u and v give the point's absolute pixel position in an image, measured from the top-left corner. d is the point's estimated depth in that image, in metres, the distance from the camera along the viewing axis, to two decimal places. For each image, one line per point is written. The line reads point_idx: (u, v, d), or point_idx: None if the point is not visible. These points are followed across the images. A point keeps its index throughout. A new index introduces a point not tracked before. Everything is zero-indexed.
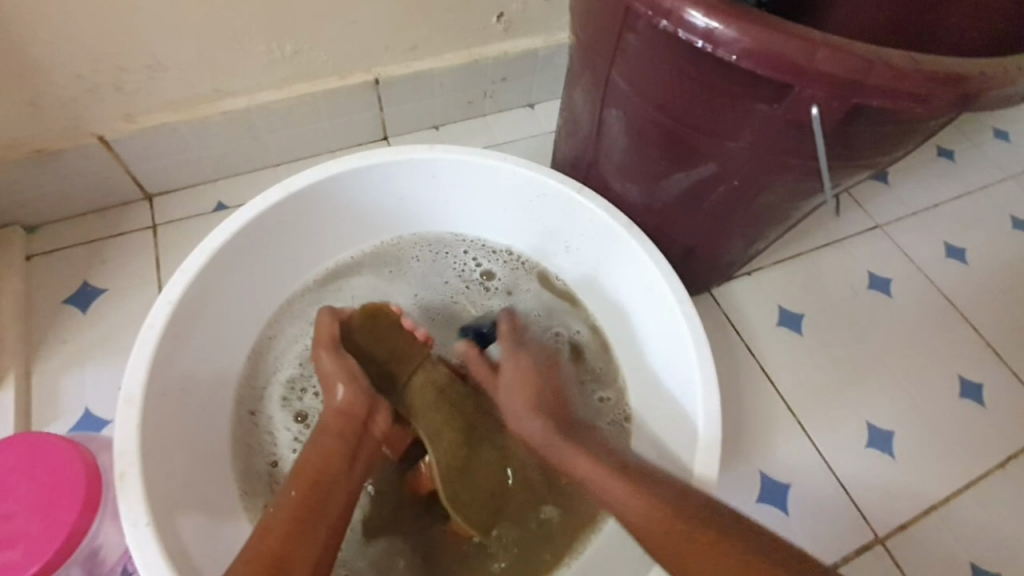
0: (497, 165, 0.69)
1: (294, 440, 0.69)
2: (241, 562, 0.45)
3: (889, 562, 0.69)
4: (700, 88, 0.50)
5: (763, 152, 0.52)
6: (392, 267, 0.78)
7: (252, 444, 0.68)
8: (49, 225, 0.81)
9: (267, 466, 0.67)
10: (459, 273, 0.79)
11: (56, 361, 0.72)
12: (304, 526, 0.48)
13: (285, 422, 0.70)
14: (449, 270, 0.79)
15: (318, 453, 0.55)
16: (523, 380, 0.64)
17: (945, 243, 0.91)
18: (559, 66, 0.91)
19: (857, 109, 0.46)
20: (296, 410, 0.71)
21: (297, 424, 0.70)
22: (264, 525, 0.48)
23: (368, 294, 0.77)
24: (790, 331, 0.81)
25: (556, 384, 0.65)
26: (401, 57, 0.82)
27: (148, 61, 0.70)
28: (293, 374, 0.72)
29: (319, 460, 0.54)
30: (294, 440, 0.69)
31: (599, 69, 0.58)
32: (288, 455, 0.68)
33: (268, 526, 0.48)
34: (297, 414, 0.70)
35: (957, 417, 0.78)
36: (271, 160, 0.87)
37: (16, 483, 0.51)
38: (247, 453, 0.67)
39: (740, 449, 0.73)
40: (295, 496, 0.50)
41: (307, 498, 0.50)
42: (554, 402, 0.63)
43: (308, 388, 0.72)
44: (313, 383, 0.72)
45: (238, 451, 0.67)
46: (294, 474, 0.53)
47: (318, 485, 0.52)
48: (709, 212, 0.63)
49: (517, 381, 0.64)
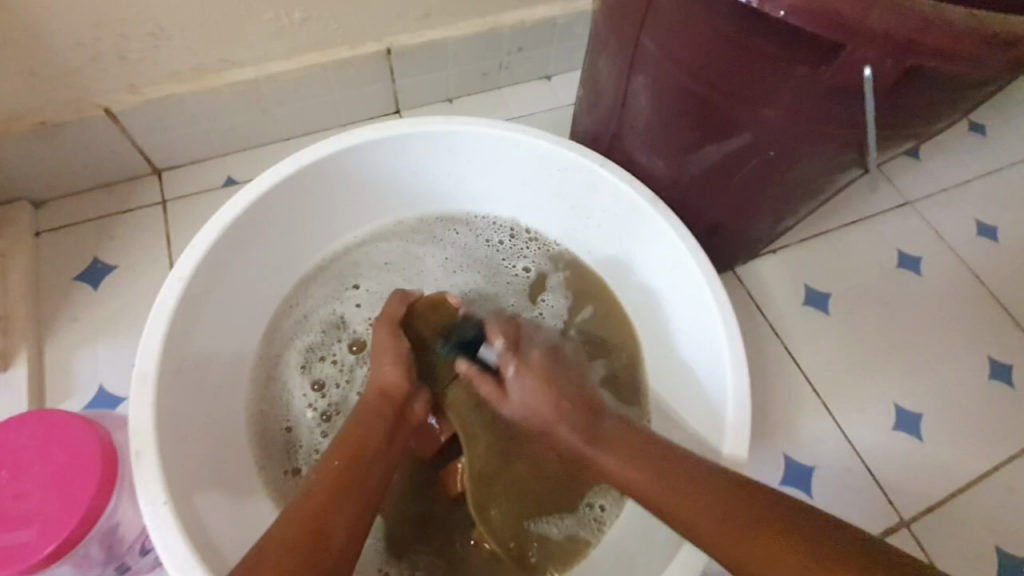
0: (516, 138, 0.66)
1: (311, 406, 0.68)
2: (285, 524, 0.45)
3: (914, 546, 0.68)
4: (739, 50, 0.47)
5: (803, 120, 0.50)
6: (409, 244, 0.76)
7: (267, 404, 0.67)
8: (57, 201, 0.80)
9: (283, 434, 0.66)
10: (487, 251, 0.76)
11: (69, 338, 0.72)
12: (339, 503, 0.47)
13: (304, 388, 0.69)
14: (478, 248, 0.76)
15: (360, 422, 0.53)
16: (536, 391, 0.55)
17: (976, 221, 0.87)
18: (577, 35, 0.88)
19: (910, 72, 0.43)
20: (315, 378, 0.69)
21: (316, 392, 0.69)
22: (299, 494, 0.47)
23: (399, 260, 0.76)
24: (814, 310, 0.79)
25: (579, 382, 0.56)
26: (415, 25, 0.79)
27: (154, 29, 0.68)
28: (315, 341, 0.71)
29: (358, 428, 0.53)
30: (309, 407, 0.68)
31: (627, 33, 0.55)
32: (303, 423, 0.67)
33: (303, 497, 0.47)
34: (315, 383, 0.69)
35: (986, 398, 0.76)
36: (280, 134, 0.85)
37: (30, 461, 0.50)
38: (261, 415, 0.66)
39: (763, 431, 0.72)
40: (338, 466, 0.49)
41: (353, 469, 0.49)
42: (582, 397, 0.55)
43: (329, 357, 0.70)
44: (335, 352, 0.71)
45: (252, 409, 0.66)
46: (333, 445, 0.51)
47: (359, 462, 0.50)
48: (740, 185, 0.60)
49: (530, 398, 0.55)
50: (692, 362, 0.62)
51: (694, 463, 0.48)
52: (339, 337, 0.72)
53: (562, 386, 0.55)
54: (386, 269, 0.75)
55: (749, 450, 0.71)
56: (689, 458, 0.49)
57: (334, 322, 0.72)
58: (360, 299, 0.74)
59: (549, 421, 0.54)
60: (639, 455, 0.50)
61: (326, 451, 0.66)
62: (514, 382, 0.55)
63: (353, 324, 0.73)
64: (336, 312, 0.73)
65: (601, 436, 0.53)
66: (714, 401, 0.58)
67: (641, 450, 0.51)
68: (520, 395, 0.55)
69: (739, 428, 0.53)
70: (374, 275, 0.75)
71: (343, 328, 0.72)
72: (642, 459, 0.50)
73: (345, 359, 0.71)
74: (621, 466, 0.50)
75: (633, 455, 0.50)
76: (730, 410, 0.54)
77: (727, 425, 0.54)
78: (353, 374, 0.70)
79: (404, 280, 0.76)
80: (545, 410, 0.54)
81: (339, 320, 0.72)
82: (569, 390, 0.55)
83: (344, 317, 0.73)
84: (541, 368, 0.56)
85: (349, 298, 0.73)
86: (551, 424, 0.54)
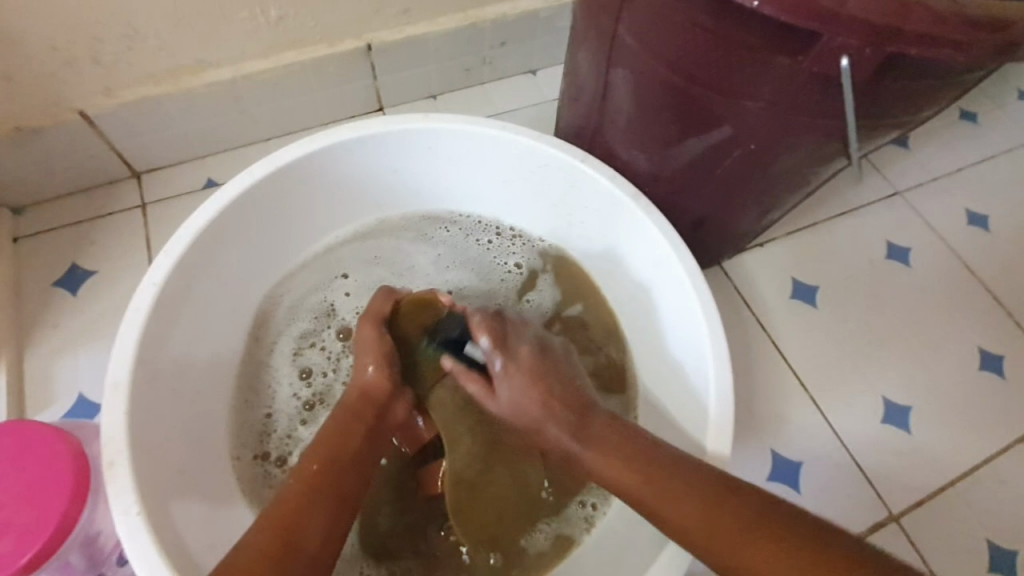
0: (496, 135, 0.65)
1: (295, 394, 0.68)
2: (257, 531, 0.44)
3: (903, 540, 0.67)
4: (715, 40, 0.46)
5: (783, 111, 0.49)
6: (392, 242, 0.75)
7: (252, 389, 0.67)
8: (35, 206, 0.79)
9: (262, 421, 0.66)
10: (472, 245, 0.75)
11: (49, 345, 0.71)
12: (314, 508, 0.46)
13: (290, 376, 0.69)
14: (463, 244, 0.75)
15: (337, 426, 0.52)
16: (524, 389, 0.52)
17: (967, 211, 0.86)
18: (561, 28, 0.86)
19: (889, 60, 0.42)
20: (302, 365, 0.69)
21: (301, 380, 0.69)
22: (274, 500, 0.47)
23: (388, 254, 0.75)
24: (803, 304, 0.78)
25: (568, 377, 0.54)
26: (394, 21, 0.78)
27: (126, 30, 0.66)
28: (305, 327, 0.71)
29: (337, 432, 0.52)
30: (294, 395, 0.68)
31: (604, 26, 0.54)
32: (284, 411, 0.67)
33: (277, 502, 0.46)
34: (302, 370, 0.69)
35: (976, 390, 0.75)
36: (260, 134, 0.84)
37: (3, 473, 0.50)
38: (245, 401, 0.67)
39: (751, 427, 0.71)
40: (314, 469, 0.48)
41: (328, 473, 0.49)
42: (571, 393, 0.53)
43: (318, 344, 0.70)
44: (324, 339, 0.71)
45: (235, 394, 0.66)
46: (312, 446, 0.51)
47: (336, 463, 0.49)
48: (723, 178, 0.59)
49: (517, 395, 0.52)
50: (676, 360, 0.61)
51: (683, 465, 0.47)
52: (330, 324, 0.71)
53: (552, 381, 0.53)
54: (376, 263, 0.74)
55: (735, 445, 0.70)
56: (677, 459, 0.47)
57: (324, 309, 0.72)
58: (351, 289, 0.73)
59: (534, 424, 0.52)
60: (628, 458, 0.48)
61: (300, 441, 0.66)
62: (502, 380, 0.53)
63: (342, 312, 0.72)
64: (327, 300, 0.72)
65: (590, 434, 0.50)
66: (696, 402, 0.57)
67: (627, 451, 0.49)
68: (508, 395, 0.53)
69: (721, 431, 0.53)
70: (365, 268, 0.74)
71: (333, 315, 0.72)
72: (626, 459, 0.48)
73: (334, 348, 0.70)
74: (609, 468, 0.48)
75: (620, 456, 0.48)
76: (714, 411, 0.53)
77: (710, 425, 0.53)
78: (339, 365, 0.70)
79: (393, 276, 0.75)
80: (529, 413, 0.52)
81: (329, 308, 0.72)
82: (561, 386, 0.53)
83: (334, 305, 0.72)
84: (531, 366, 0.53)
85: (341, 286, 0.73)
86: (538, 425, 0.52)
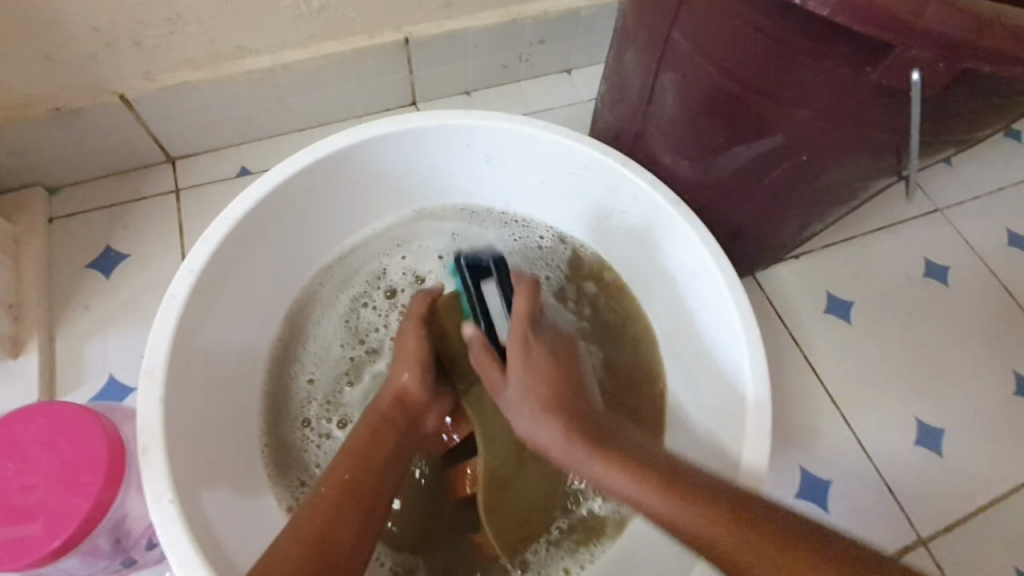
0: (536, 133, 0.64)
1: (341, 351, 0.70)
2: (292, 540, 0.42)
3: (931, 565, 0.66)
4: (776, 48, 0.44)
5: (839, 122, 0.47)
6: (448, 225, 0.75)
7: (290, 358, 0.69)
8: (71, 187, 0.79)
9: (305, 387, 0.68)
10: (523, 238, 0.75)
11: (82, 326, 0.71)
12: (347, 510, 0.46)
13: (340, 338, 0.71)
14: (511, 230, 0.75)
15: (370, 435, 0.53)
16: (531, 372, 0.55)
17: (1007, 231, 0.84)
18: (601, 27, 0.85)
19: (962, 77, 0.41)
20: (351, 326, 0.71)
21: (350, 340, 0.71)
22: (310, 499, 0.46)
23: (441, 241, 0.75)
24: (838, 318, 0.77)
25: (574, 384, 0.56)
26: (434, 15, 0.77)
27: (169, 15, 0.66)
28: (355, 292, 0.73)
29: (368, 437, 0.53)
30: (342, 356, 0.70)
31: (656, 28, 0.53)
32: (326, 376, 0.69)
33: (314, 501, 0.46)
34: (350, 330, 0.71)
35: (1012, 416, 0.73)
36: (294, 125, 0.84)
37: (38, 454, 0.50)
38: (284, 369, 0.68)
39: (779, 443, 0.70)
40: (344, 476, 0.48)
41: (359, 476, 0.49)
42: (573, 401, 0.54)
43: (368, 305, 0.73)
44: (374, 301, 0.73)
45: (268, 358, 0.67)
46: (343, 450, 0.51)
47: (367, 466, 0.50)
48: (768, 189, 0.58)
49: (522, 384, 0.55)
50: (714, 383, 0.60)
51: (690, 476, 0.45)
52: (379, 287, 0.73)
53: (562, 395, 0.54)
54: (444, 240, 0.75)
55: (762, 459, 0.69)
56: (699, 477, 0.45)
57: (375, 274, 0.74)
58: (409, 254, 0.75)
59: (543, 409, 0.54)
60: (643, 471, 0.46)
61: (344, 403, 0.68)
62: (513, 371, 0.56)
63: (393, 275, 0.74)
64: (379, 265, 0.74)
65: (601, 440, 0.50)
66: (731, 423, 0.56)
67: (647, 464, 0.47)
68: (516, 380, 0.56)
69: (759, 440, 0.53)
70: (433, 240, 0.75)
71: (383, 278, 0.74)
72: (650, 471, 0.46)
73: (383, 308, 0.73)
74: (668, 505, 0.44)
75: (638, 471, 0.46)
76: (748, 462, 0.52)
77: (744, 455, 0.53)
78: (390, 323, 0.72)
79: None
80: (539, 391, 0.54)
81: (381, 272, 0.74)
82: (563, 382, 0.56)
83: (386, 269, 0.74)
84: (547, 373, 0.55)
85: (399, 252, 0.74)
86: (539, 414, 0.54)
